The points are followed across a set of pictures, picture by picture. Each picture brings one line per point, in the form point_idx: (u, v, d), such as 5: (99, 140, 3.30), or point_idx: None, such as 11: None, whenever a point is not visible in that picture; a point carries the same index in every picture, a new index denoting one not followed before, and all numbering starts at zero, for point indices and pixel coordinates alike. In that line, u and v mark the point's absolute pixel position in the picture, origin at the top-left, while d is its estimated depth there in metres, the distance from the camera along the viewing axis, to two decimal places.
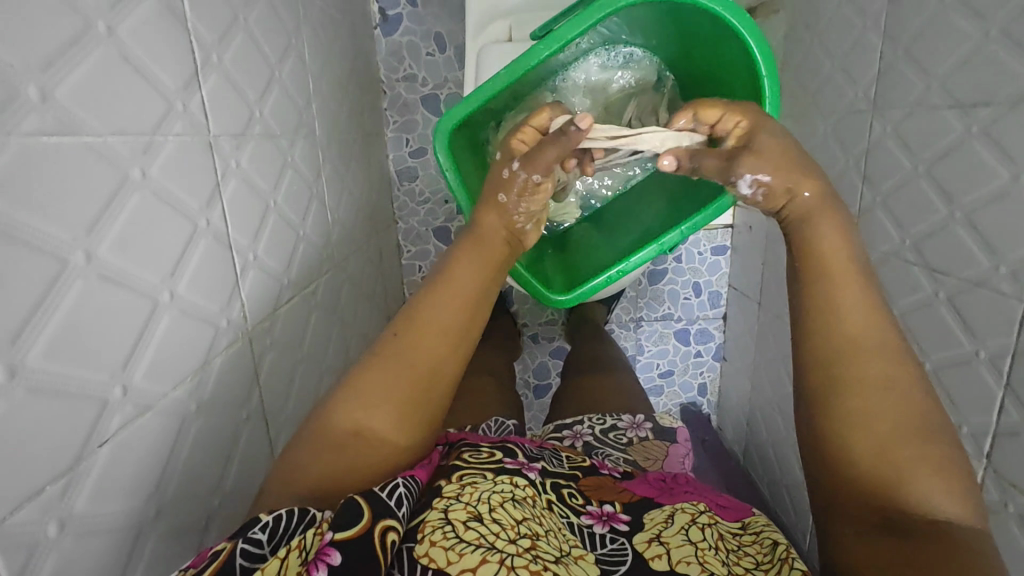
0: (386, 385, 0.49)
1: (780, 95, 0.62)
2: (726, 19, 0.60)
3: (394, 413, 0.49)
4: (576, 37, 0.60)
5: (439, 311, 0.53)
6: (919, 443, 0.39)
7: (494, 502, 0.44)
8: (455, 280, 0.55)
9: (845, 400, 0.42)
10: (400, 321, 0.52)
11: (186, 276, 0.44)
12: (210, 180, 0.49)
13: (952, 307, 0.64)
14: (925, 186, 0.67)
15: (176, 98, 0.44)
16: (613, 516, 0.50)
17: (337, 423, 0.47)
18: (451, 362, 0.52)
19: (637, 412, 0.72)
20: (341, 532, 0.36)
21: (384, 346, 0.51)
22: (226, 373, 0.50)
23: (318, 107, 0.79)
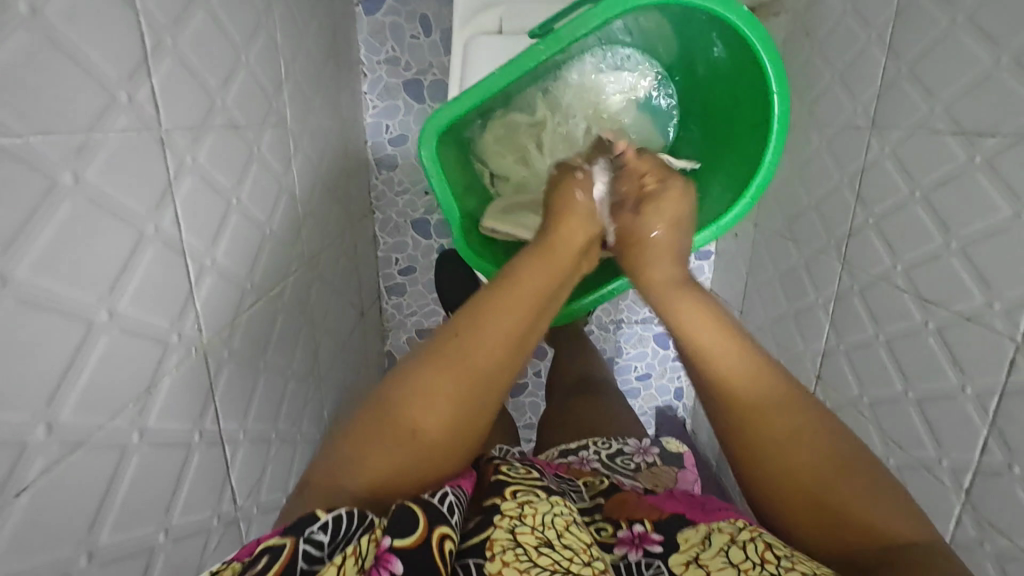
0: (446, 387, 0.47)
1: (789, 114, 0.59)
2: (740, 31, 0.56)
3: (446, 416, 0.47)
4: (580, 39, 0.56)
5: (510, 315, 0.50)
6: (834, 477, 0.45)
7: (559, 526, 0.45)
8: (519, 289, 0.51)
9: (770, 457, 0.47)
10: (462, 318, 0.50)
11: (129, 291, 0.40)
12: (160, 180, 0.44)
13: (940, 338, 0.62)
14: (921, 211, 0.65)
15: (120, 89, 0.39)
16: (644, 537, 0.49)
17: (389, 418, 0.47)
18: (506, 369, 0.50)
19: (638, 435, 0.71)
20: (398, 540, 0.37)
21: (442, 344, 0.49)
22: (176, 395, 0.45)
23: (290, 93, 0.73)
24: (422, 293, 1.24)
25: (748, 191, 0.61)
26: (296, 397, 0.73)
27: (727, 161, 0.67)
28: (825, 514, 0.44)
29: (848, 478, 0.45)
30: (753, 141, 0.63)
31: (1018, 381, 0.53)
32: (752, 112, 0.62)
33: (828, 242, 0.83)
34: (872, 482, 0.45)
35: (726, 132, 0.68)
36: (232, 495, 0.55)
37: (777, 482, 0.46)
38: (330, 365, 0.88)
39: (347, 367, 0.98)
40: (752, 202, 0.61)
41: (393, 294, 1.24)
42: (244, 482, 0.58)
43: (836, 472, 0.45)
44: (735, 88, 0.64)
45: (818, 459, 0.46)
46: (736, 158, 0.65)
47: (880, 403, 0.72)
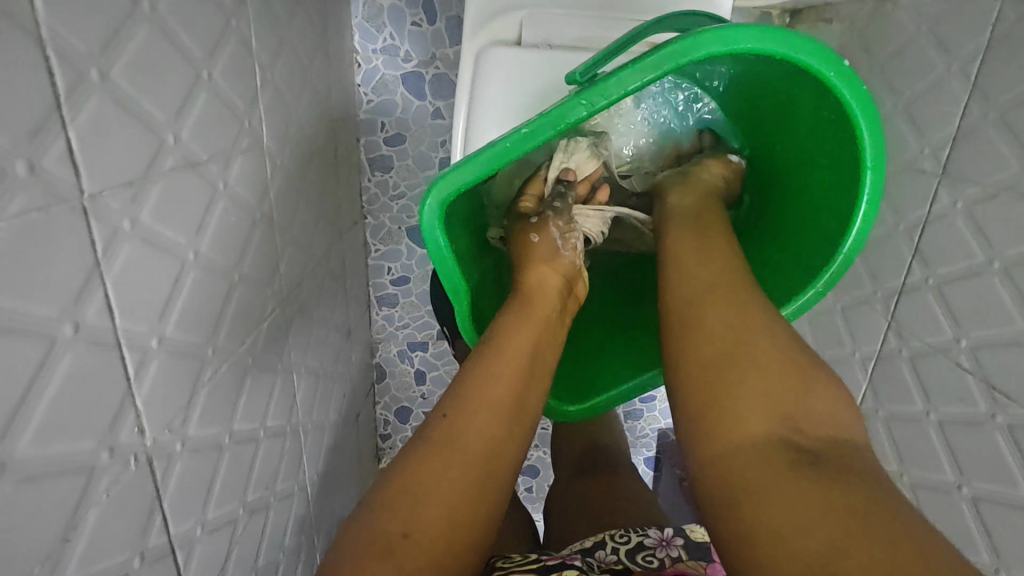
0: (443, 480, 0.42)
1: (881, 194, 0.51)
2: (837, 90, 0.47)
3: (447, 528, 0.41)
4: (632, 92, 0.45)
5: (502, 373, 0.47)
6: (791, 385, 0.41)
7: None
8: (504, 347, 0.49)
9: (722, 336, 0.44)
10: (449, 401, 0.46)
11: (33, 426, 0.30)
12: (84, 263, 0.34)
13: (1010, 436, 0.54)
14: (997, 286, 0.56)
15: (15, 158, 0.29)
16: None
17: (375, 531, 0.40)
18: (504, 442, 0.45)
19: (664, 525, 0.65)
20: None
21: (432, 431, 0.44)
22: (107, 527, 0.36)
23: (268, 103, 0.62)
24: (416, 305, 1.14)
25: (827, 277, 0.54)
26: (271, 456, 0.64)
27: (797, 230, 0.60)
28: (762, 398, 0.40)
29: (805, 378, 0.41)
30: (836, 216, 0.55)
31: None
32: (836, 173, 0.54)
33: (871, 294, 0.74)
34: (828, 399, 0.41)
35: (799, 196, 0.60)
36: None
37: (725, 383, 0.42)
38: (312, 402, 0.79)
39: (332, 397, 0.89)
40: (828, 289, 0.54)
41: (384, 305, 1.14)
42: None
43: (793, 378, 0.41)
44: (814, 148, 0.56)
45: (775, 364, 0.42)
46: (812, 230, 0.58)
47: (923, 487, 0.64)
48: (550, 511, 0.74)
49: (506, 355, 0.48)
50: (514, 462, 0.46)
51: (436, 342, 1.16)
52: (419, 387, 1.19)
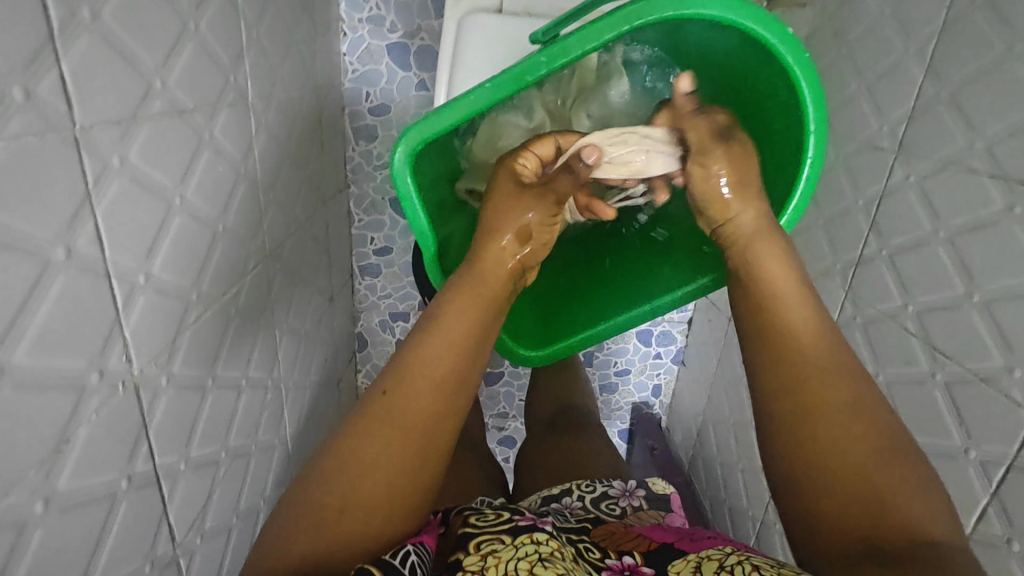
0: (377, 450, 0.44)
1: (821, 164, 0.53)
2: (777, 50, 0.51)
3: (386, 488, 0.43)
4: (592, 50, 0.49)
5: (439, 349, 0.47)
6: (887, 467, 0.42)
7: (522, 570, 0.45)
8: (448, 316, 0.50)
9: (815, 394, 0.45)
10: (388, 378, 0.46)
11: (28, 339, 0.32)
12: (75, 192, 0.35)
13: (948, 393, 0.59)
14: (942, 254, 0.60)
15: (12, 83, 0.30)
16: (634, 567, 0.50)
17: (318, 495, 0.43)
18: (443, 416, 0.46)
19: (628, 477, 0.69)
20: None
21: (370, 406, 0.45)
22: (96, 446, 0.39)
23: (253, 62, 0.63)
24: (398, 275, 1.16)
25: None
26: (252, 406, 0.66)
27: None
28: (860, 476, 0.42)
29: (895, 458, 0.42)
30: (774, 182, 0.58)
31: None
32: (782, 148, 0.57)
33: (831, 266, 0.78)
34: (918, 473, 0.42)
35: None
36: (170, 533, 0.49)
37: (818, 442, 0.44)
38: (292, 360, 0.81)
39: (313, 359, 0.92)
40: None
41: (367, 274, 1.16)
42: (186, 516, 0.52)
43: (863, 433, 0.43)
44: (764, 120, 0.59)
45: (869, 449, 0.42)
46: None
47: None
48: (523, 466, 0.77)
49: (444, 329, 0.49)
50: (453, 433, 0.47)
51: (417, 313, 1.18)
52: None
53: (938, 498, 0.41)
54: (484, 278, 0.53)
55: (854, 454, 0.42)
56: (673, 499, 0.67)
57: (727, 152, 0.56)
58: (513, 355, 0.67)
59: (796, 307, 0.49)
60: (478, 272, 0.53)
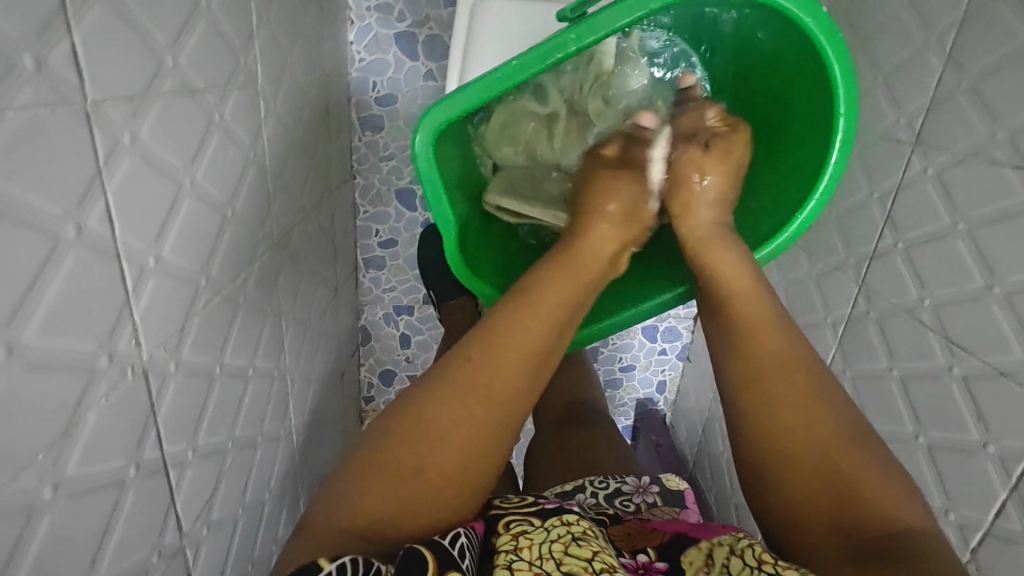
0: (461, 420, 0.44)
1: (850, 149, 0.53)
2: (822, 49, 0.50)
3: (462, 457, 0.44)
4: (619, 28, 0.49)
5: (530, 331, 0.47)
6: (847, 487, 0.44)
7: (556, 552, 0.44)
8: (537, 299, 0.49)
9: (779, 437, 0.47)
10: (475, 344, 0.47)
11: (38, 318, 0.31)
12: (86, 166, 0.34)
13: (966, 388, 0.58)
14: (961, 247, 0.59)
15: (24, 50, 0.29)
16: (648, 566, 0.50)
17: (395, 450, 0.44)
18: (522, 395, 0.47)
19: (641, 472, 0.68)
20: None
21: (456, 369, 0.46)
22: (104, 430, 0.37)
23: (263, 45, 0.62)
24: (403, 268, 1.15)
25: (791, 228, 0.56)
26: (258, 396, 0.65)
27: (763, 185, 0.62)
28: (834, 487, 0.44)
29: (850, 465, 0.44)
30: (794, 175, 0.58)
31: None
32: (809, 135, 0.56)
33: (845, 260, 0.77)
34: (889, 476, 0.44)
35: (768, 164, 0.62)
36: (177, 523, 0.48)
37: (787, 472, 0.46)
38: (298, 350, 0.80)
39: (318, 351, 0.90)
40: (790, 241, 0.56)
41: (371, 267, 1.15)
42: (192, 505, 0.51)
43: (814, 426, 0.46)
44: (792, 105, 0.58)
45: (823, 458, 0.45)
46: (772, 192, 0.60)
47: (885, 441, 0.68)
48: (533, 460, 0.76)
49: (564, 266, 0.51)
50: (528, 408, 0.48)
51: (422, 306, 1.17)
52: (404, 350, 1.20)
53: (910, 492, 0.44)
54: (579, 267, 0.52)
55: (815, 456, 0.45)
56: (688, 495, 0.66)
57: (718, 163, 0.56)
58: None
59: (750, 301, 0.52)
60: (572, 260, 0.52)
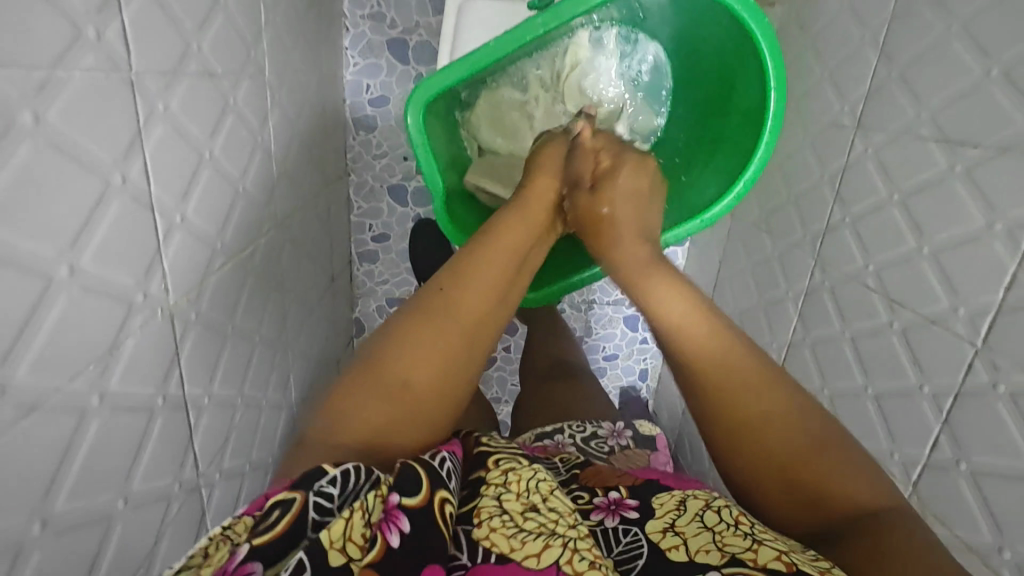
0: (433, 337, 0.48)
1: (783, 111, 0.59)
2: (747, 23, 0.58)
3: (439, 376, 0.47)
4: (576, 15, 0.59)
5: (484, 277, 0.51)
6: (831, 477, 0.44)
7: (544, 490, 0.45)
8: (490, 254, 0.52)
9: (765, 437, 0.46)
10: (445, 276, 0.51)
11: (92, 247, 0.37)
12: (129, 126, 0.40)
13: (905, 339, 0.65)
14: (896, 214, 0.67)
15: (87, 23, 0.35)
16: (620, 503, 0.51)
17: (386, 369, 0.47)
18: (494, 317, 0.51)
19: (617, 419, 0.75)
20: (407, 500, 0.37)
21: (428, 299, 0.49)
22: (139, 357, 0.43)
23: (270, 42, 0.69)
24: (395, 261, 1.21)
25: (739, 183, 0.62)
26: (263, 362, 0.70)
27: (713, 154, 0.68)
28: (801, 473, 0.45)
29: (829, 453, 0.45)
30: (743, 139, 0.64)
31: (975, 386, 0.56)
32: (750, 105, 0.63)
33: (802, 237, 0.85)
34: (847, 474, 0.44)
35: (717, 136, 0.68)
36: (194, 461, 0.53)
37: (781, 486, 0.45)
38: (297, 329, 0.85)
39: (315, 334, 0.96)
40: (740, 195, 0.62)
41: (364, 260, 1.21)
42: (208, 449, 0.56)
43: (785, 418, 0.46)
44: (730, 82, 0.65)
45: (799, 448, 0.45)
46: (723, 156, 0.67)
47: (840, 396, 0.74)
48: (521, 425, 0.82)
49: (491, 259, 0.52)
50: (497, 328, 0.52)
51: (414, 298, 1.22)
52: None
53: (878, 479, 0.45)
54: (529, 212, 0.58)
55: (771, 443, 0.46)
56: (659, 439, 0.73)
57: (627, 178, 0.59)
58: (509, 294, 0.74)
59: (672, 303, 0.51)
60: (524, 205, 0.58)
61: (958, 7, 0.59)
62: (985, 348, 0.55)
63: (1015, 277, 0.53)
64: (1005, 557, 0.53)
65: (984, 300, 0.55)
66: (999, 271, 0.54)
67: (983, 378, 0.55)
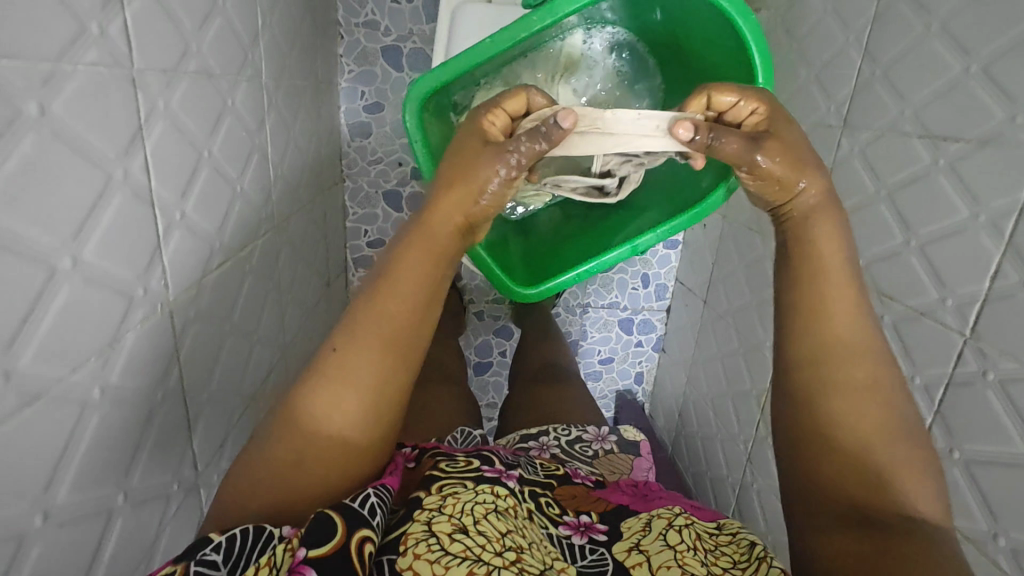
0: (324, 398, 0.41)
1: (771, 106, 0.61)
2: (735, 21, 0.59)
3: (342, 431, 0.41)
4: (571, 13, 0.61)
5: (381, 314, 0.43)
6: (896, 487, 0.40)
7: (477, 513, 0.42)
8: (394, 276, 0.44)
9: (835, 423, 0.42)
10: (339, 333, 0.43)
11: (95, 239, 0.37)
12: (130, 122, 0.41)
13: (896, 332, 0.66)
14: (884, 210, 0.68)
15: (91, 19, 0.36)
16: (590, 526, 0.50)
17: (277, 444, 0.41)
18: (397, 358, 0.43)
19: (600, 424, 0.75)
20: (315, 550, 0.34)
21: (318, 360, 0.43)
22: (138, 351, 0.43)
23: (266, 46, 0.70)
24: None
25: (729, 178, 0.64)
26: (260, 365, 0.70)
27: None
28: (865, 477, 0.41)
29: (894, 455, 0.41)
30: None
31: (964, 374, 0.57)
32: None
33: None
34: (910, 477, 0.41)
35: None
36: (193, 460, 0.53)
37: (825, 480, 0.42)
38: (294, 333, 0.85)
39: (311, 338, 0.95)
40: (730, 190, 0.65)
41: (359, 266, 1.21)
42: (206, 449, 0.55)
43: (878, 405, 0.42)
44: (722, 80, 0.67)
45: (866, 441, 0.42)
46: None
47: None
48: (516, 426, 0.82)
49: (389, 293, 0.43)
50: (409, 373, 0.44)
51: None
52: None
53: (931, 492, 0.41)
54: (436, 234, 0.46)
55: (866, 411, 0.42)
56: (642, 445, 0.73)
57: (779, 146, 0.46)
58: (507, 286, 0.73)
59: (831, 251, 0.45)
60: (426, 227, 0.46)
61: (937, 7, 0.61)
62: (973, 336, 0.56)
63: (999, 266, 0.54)
64: (1000, 543, 0.53)
65: (971, 290, 0.57)
66: (983, 260, 0.56)
67: (973, 366, 0.56)
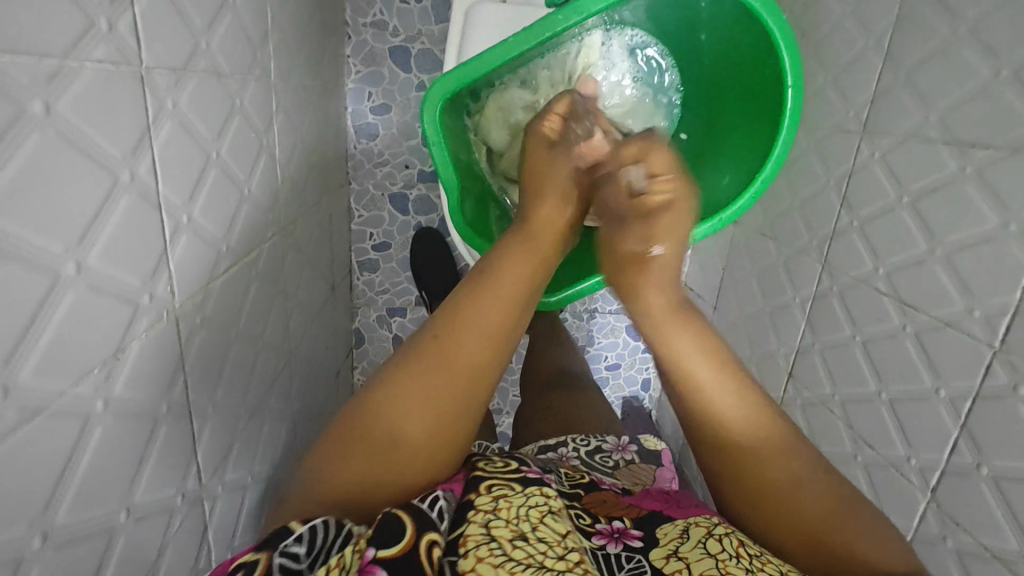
0: (425, 384, 0.44)
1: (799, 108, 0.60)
2: (764, 22, 0.58)
3: (429, 428, 0.44)
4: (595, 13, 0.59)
5: (487, 313, 0.46)
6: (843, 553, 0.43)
7: (534, 517, 0.40)
8: (499, 280, 0.48)
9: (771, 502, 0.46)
10: (440, 321, 0.46)
11: (100, 244, 0.36)
12: (139, 121, 0.39)
13: (918, 342, 0.64)
14: (906, 217, 0.66)
15: (99, 14, 0.35)
16: (625, 534, 0.48)
17: (367, 428, 0.43)
18: (492, 360, 0.46)
19: (619, 432, 0.73)
20: (384, 551, 0.34)
21: (420, 346, 0.46)
22: (144, 360, 0.41)
23: (275, 45, 0.68)
24: (394, 270, 1.19)
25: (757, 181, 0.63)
26: (265, 372, 0.68)
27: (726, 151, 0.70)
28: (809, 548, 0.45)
29: (847, 519, 0.45)
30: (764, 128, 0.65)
31: (992, 388, 0.56)
32: (766, 104, 0.64)
33: (808, 242, 0.84)
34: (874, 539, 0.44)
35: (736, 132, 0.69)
36: (197, 472, 0.51)
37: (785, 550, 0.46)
38: (299, 338, 0.83)
39: (315, 344, 0.94)
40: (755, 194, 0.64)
41: (364, 270, 1.19)
42: (210, 460, 0.54)
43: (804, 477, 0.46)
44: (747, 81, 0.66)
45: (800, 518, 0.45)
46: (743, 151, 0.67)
47: (852, 402, 0.74)
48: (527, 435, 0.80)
49: (498, 291, 0.48)
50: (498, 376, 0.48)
51: (414, 308, 1.21)
52: None
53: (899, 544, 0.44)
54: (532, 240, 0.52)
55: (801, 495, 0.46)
56: (664, 454, 0.71)
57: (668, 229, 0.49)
58: None
59: (692, 356, 0.48)
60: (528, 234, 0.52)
61: (964, 11, 0.60)
62: (1003, 348, 0.55)
63: None
64: None
65: (1000, 301, 0.55)
66: (1012, 270, 0.54)
67: (1002, 380, 0.55)
